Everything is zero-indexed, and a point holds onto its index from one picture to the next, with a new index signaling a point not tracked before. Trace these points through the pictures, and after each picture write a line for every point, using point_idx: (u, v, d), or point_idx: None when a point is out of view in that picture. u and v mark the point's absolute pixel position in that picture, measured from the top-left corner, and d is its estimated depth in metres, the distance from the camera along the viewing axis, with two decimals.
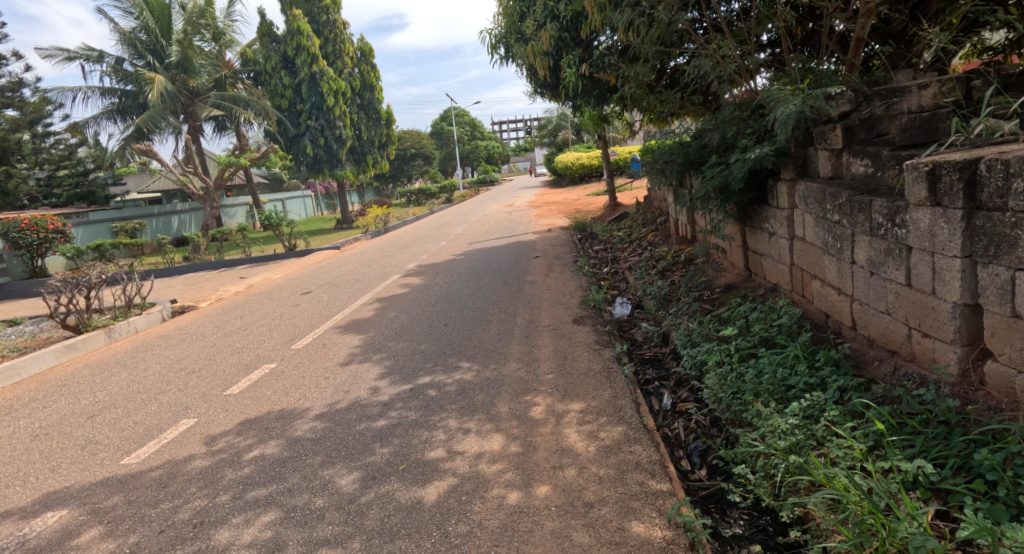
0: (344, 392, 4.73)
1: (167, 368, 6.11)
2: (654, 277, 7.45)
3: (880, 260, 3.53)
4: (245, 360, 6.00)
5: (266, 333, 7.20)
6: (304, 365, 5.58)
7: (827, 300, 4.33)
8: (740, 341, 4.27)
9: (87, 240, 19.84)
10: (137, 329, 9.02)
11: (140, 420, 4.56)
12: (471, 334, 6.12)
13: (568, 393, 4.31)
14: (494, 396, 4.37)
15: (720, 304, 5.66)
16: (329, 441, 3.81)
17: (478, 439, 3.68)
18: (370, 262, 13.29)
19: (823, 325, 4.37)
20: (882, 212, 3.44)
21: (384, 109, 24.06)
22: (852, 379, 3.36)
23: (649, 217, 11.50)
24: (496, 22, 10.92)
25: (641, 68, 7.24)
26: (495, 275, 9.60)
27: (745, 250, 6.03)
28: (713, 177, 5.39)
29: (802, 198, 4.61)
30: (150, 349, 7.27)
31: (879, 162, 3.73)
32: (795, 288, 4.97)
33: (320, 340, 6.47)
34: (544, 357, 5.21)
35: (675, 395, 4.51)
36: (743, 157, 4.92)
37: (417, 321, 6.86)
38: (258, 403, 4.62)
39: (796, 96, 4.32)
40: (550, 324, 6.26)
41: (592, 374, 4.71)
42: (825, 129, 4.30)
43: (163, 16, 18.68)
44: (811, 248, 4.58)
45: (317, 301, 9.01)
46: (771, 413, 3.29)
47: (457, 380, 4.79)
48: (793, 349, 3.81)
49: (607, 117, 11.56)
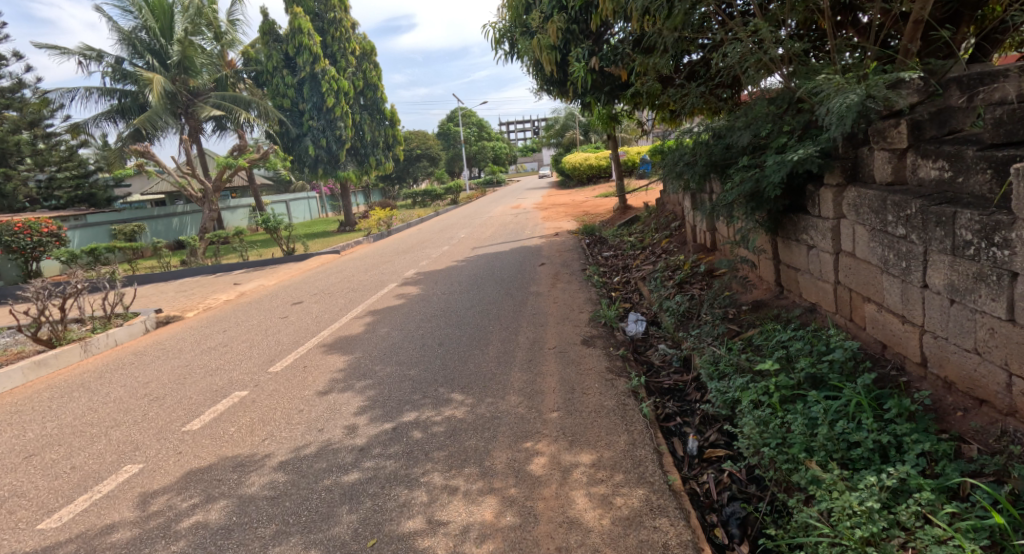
0: (317, 431, 4.07)
1: (131, 392, 5.42)
2: (671, 289, 6.77)
3: (966, 287, 2.92)
4: (217, 385, 5.31)
5: (246, 351, 6.53)
6: (279, 394, 4.89)
7: (886, 328, 3.70)
8: (782, 376, 3.60)
9: (84, 244, 19.22)
10: (117, 342, 8.37)
11: (79, 462, 3.84)
12: (469, 357, 5.44)
13: (577, 439, 3.64)
14: (490, 440, 3.71)
15: (749, 325, 4.98)
16: (287, 503, 3.14)
17: (466, 503, 3.02)
18: (368, 268, 12.64)
19: (881, 358, 3.72)
20: (971, 228, 2.84)
21: (388, 109, 23.46)
22: (934, 435, 2.74)
23: (663, 222, 10.83)
24: (501, 16, 10.29)
25: (656, 59, 6.57)
26: (498, 284, 8.94)
27: (777, 263, 5.34)
28: (743, 181, 4.70)
29: (853, 207, 3.96)
30: (123, 366, 6.60)
31: (960, 165, 3.11)
32: (840, 310, 4.31)
33: (302, 362, 5.80)
34: (549, 388, 4.53)
35: (702, 437, 3.86)
36: (782, 158, 4.26)
37: (409, 340, 6.20)
38: (219, 444, 3.92)
39: (852, 85, 3.70)
40: (556, 346, 5.58)
41: (604, 413, 4.03)
42: (884, 126, 3.66)
43: (163, 15, 18.09)
44: (864, 267, 3.92)
45: (307, 314, 8.34)
46: (835, 479, 2.64)
47: (448, 418, 4.13)
48: (854, 393, 3.14)
49: (617, 116, 10.88)
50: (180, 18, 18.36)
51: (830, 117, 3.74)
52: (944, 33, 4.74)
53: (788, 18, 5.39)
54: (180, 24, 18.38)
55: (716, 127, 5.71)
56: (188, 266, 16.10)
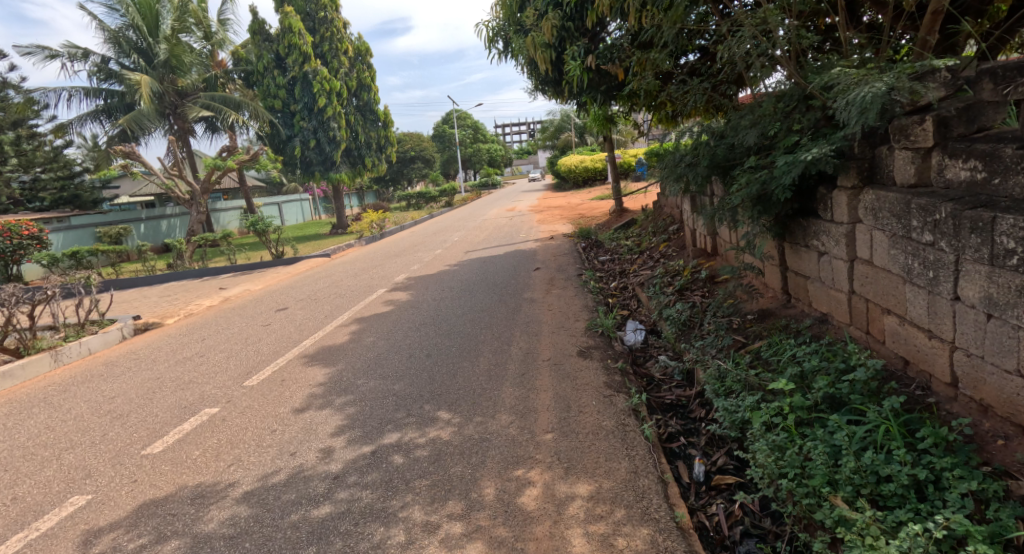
0: (288, 456, 3.73)
1: (95, 408, 5.06)
2: (671, 296, 6.47)
3: (1008, 300, 2.63)
4: (188, 401, 4.97)
5: (223, 363, 6.17)
6: (252, 411, 4.56)
7: (909, 342, 3.39)
8: (797, 395, 3.29)
9: (66, 247, 18.64)
10: (90, 350, 7.99)
11: (22, 493, 3.52)
12: (458, 370, 5.11)
13: (572, 466, 3.33)
14: (477, 467, 3.39)
15: (756, 336, 4.67)
16: (247, 544, 2.84)
17: (447, 546, 2.75)
18: (358, 272, 12.27)
19: (902, 376, 3.42)
20: (1015, 236, 2.54)
21: (382, 110, 23.18)
22: (976, 470, 2.44)
23: (660, 226, 10.52)
24: (494, 13, 9.98)
25: (655, 55, 6.26)
26: (491, 290, 8.60)
27: (784, 270, 5.03)
28: (749, 184, 4.39)
29: (872, 210, 3.66)
30: (90, 378, 6.22)
31: (996, 165, 2.81)
32: (856, 322, 4.00)
33: (279, 376, 5.44)
34: (543, 406, 4.21)
35: (708, 461, 3.57)
36: (793, 158, 3.94)
37: (395, 351, 5.87)
38: (179, 471, 3.59)
39: (874, 76, 3.40)
40: (550, 358, 5.26)
41: (602, 434, 3.72)
42: (905, 123, 3.35)
43: (151, 14, 17.49)
44: (883, 275, 3.62)
45: (290, 321, 7.98)
46: (868, 521, 2.35)
47: (432, 439, 3.80)
48: (880, 417, 2.83)
49: (613, 117, 10.59)
50: (168, 18, 17.90)
51: (849, 111, 3.44)
52: (961, 27, 4.41)
53: (797, 10, 5.08)
54: (167, 23, 17.88)
55: (720, 126, 5.40)
56: (174, 270, 15.66)
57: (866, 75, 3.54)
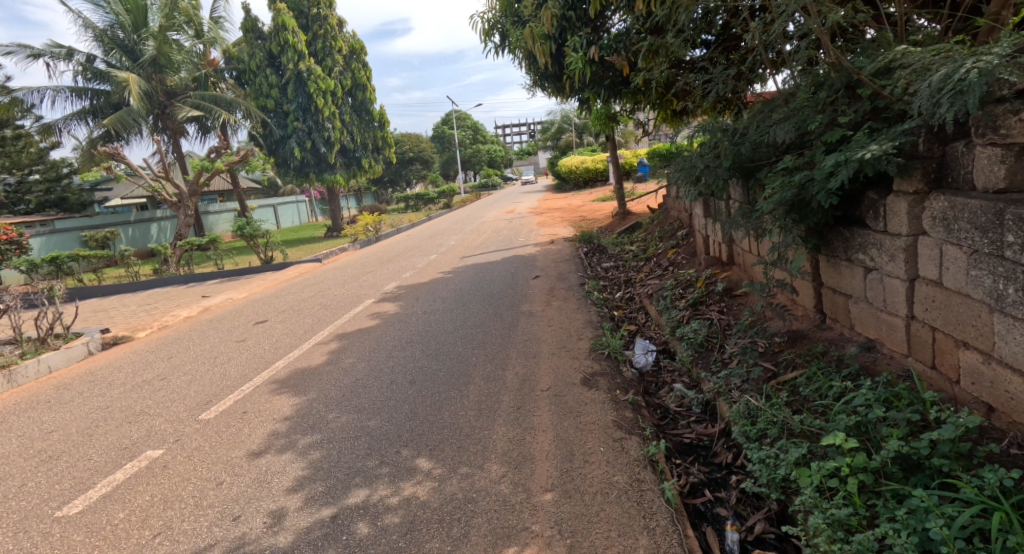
0: (231, 521, 3.06)
1: (26, 447, 4.40)
2: (684, 312, 5.77)
3: None
4: (132, 438, 4.30)
5: (184, 388, 5.50)
6: (201, 454, 3.88)
7: (997, 386, 2.74)
8: (858, 454, 2.61)
9: (48, 251, 18.00)
10: (50, 367, 7.33)
11: None
12: (444, 403, 4.41)
13: (578, 544, 2.70)
14: (457, 543, 2.76)
15: (789, 364, 3.98)
16: None
17: None
18: (348, 279, 11.58)
19: (989, 428, 2.77)
20: None
21: (377, 110, 22.49)
22: None
23: (667, 230, 9.85)
24: (489, 5, 9.30)
25: (669, 41, 5.49)
26: (486, 302, 7.90)
27: (818, 286, 4.33)
28: (783, 188, 3.68)
29: (943, 219, 2.98)
30: (34, 406, 5.53)
31: None
32: (917, 353, 3.30)
33: (240, 408, 4.73)
34: (541, 452, 3.54)
35: (743, 526, 2.90)
36: (847, 156, 3.23)
37: (374, 377, 5.18)
38: (90, 546, 2.94)
39: (962, 60, 2.72)
40: (550, 388, 4.57)
41: (612, 495, 3.05)
42: (995, 115, 2.68)
43: (137, 9, 16.98)
44: (957, 300, 2.94)
45: (267, 337, 7.28)
46: None
47: (407, 499, 3.13)
48: (980, 496, 2.21)
49: (616, 115, 9.90)
50: (156, 15, 17.26)
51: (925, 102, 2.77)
52: None
53: None
54: (155, 20, 17.23)
55: (743, 121, 4.67)
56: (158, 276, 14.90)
57: (957, 58, 2.84)
